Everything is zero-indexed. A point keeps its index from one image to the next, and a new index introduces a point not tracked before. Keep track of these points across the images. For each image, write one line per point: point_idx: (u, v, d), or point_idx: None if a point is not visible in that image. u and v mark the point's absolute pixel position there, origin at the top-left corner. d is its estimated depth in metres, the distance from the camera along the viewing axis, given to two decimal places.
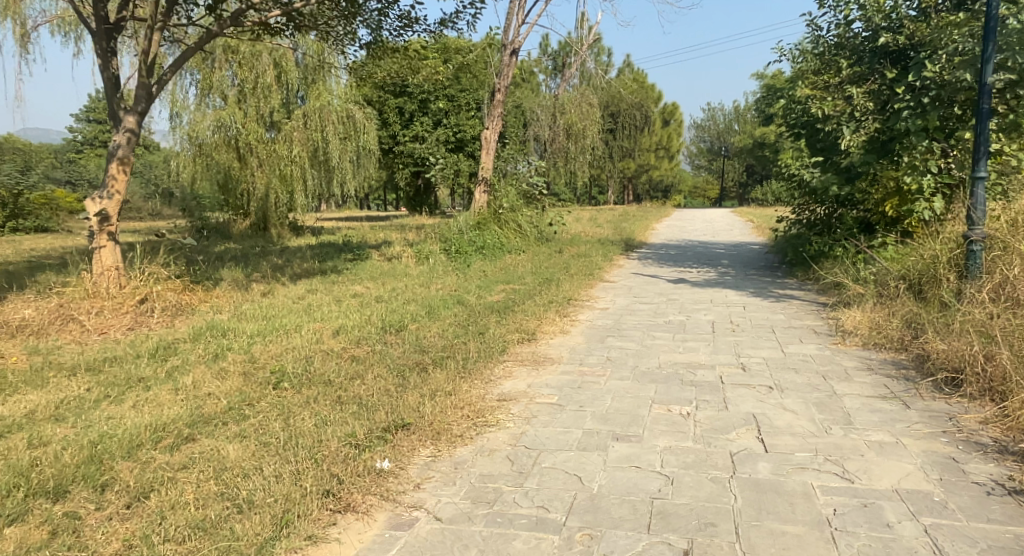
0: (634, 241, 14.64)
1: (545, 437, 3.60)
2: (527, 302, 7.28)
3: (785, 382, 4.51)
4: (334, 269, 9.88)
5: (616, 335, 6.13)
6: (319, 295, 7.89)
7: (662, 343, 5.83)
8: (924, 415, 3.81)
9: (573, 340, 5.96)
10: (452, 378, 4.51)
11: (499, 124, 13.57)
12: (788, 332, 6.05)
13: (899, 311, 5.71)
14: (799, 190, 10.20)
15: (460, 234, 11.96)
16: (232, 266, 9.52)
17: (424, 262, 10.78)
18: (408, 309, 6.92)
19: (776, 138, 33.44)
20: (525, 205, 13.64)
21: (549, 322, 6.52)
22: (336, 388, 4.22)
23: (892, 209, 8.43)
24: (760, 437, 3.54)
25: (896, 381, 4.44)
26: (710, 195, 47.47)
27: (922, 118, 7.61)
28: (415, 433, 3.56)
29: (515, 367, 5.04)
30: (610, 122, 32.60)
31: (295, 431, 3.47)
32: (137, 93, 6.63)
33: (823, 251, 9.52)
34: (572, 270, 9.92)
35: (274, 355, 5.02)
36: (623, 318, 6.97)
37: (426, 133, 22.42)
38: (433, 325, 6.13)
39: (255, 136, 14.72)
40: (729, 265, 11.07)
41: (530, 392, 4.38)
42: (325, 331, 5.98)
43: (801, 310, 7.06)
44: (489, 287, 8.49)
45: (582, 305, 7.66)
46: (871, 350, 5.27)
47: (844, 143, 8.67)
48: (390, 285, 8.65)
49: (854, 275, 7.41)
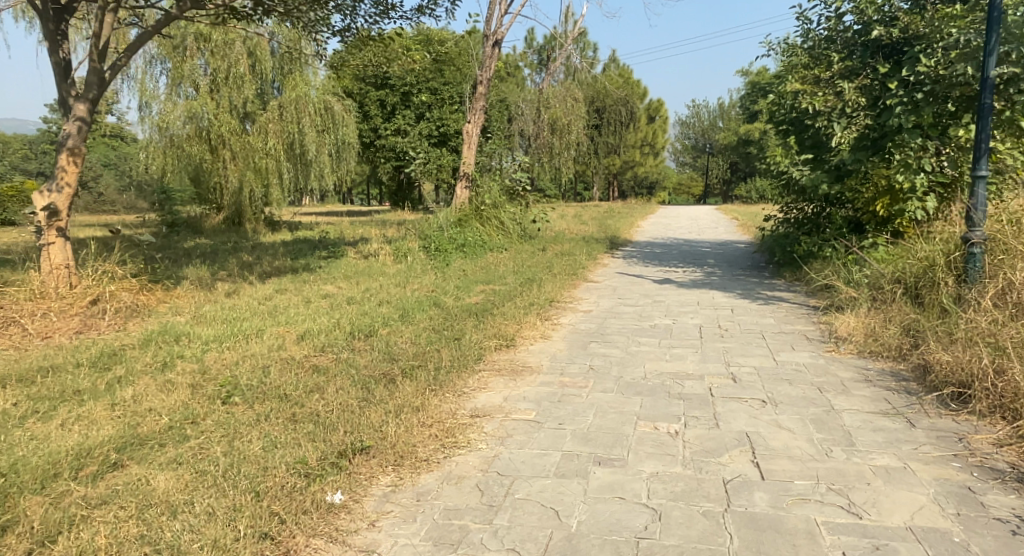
0: (619, 238, 14.34)
1: (520, 462, 3.25)
2: (507, 304, 6.93)
3: (779, 395, 4.19)
4: (307, 267, 9.48)
5: (599, 341, 5.80)
6: (288, 295, 7.50)
7: (648, 350, 5.50)
8: (932, 434, 3.51)
9: (553, 346, 5.62)
10: (418, 391, 4.14)
11: (481, 118, 13.20)
12: (780, 338, 5.74)
13: (896, 317, 5.41)
14: (787, 188, 9.89)
15: (440, 231, 11.59)
16: (199, 264, 9.09)
17: (402, 260, 10.40)
18: (380, 311, 6.55)
19: (762, 136, 33.35)
20: (508, 202, 13.28)
21: (529, 326, 6.18)
22: (291, 404, 3.85)
23: (883, 209, 8.24)
24: (756, 462, 3.22)
25: (897, 395, 4.14)
26: (694, 192, 47.40)
27: (915, 114, 7.28)
28: (375, 458, 3.20)
29: (490, 377, 4.69)
30: (596, 118, 32.25)
31: (239, 455, 3.11)
32: (88, 80, 6.25)
33: (812, 252, 9.12)
34: (555, 269, 9.59)
35: (229, 364, 4.63)
36: (606, 322, 6.65)
37: (408, 127, 21.97)
38: (405, 330, 5.76)
39: (228, 128, 14.30)
40: (716, 264, 10.78)
41: (506, 407, 4.03)
42: (289, 336, 5.59)
43: (791, 314, 6.76)
44: (469, 287, 8.13)
45: (564, 307, 7.33)
46: (868, 359, 4.97)
47: (835, 139, 8.40)
48: (364, 284, 8.26)
49: (847, 273, 7.08)
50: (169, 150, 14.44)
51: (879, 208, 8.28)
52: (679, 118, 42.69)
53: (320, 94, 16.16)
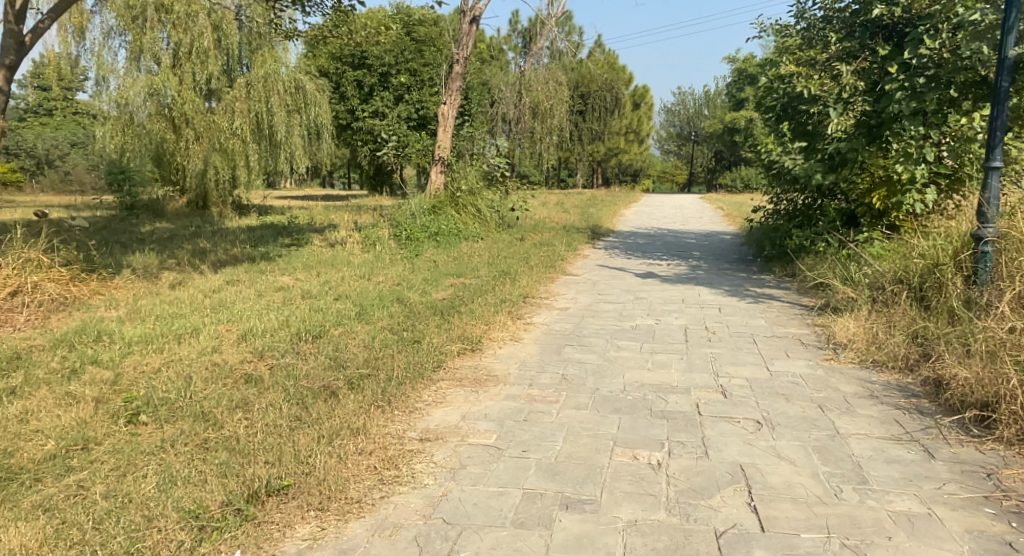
0: (601, 228, 13.82)
1: (472, 504, 2.70)
2: (476, 301, 6.38)
3: (776, 416, 3.67)
4: (267, 255, 8.85)
5: (575, 345, 5.26)
6: (239, 288, 6.88)
7: (628, 356, 4.97)
8: (955, 468, 3.01)
9: (522, 350, 5.08)
10: (363, 408, 3.56)
11: (457, 99, 12.54)
12: (773, 344, 5.22)
13: (899, 322, 4.93)
14: (777, 177, 9.36)
15: (413, 219, 11.01)
16: (147, 253, 8.44)
17: (370, 249, 9.80)
18: (335, 307, 5.96)
19: (748, 125, 32.93)
20: (486, 188, 12.64)
21: (498, 327, 5.63)
22: (209, 425, 3.27)
23: (879, 200, 7.84)
24: (753, 506, 2.70)
25: (909, 416, 3.64)
26: (678, 179, 47.08)
27: (917, 100, 6.82)
28: (296, 499, 2.66)
29: (450, 389, 4.14)
30: (580, 103, 31.58)
31: (124, 497, 2.55)
32: (3, 43, 5.56)
33: (803, 246, 8.64)
34: (531, 261, 9.04)
35: (148, 373, 4.04)
36: (584, 321, 6.10)
37: (386, 109, 21.17)
38: (360, 330, 5.19)
39: (191, 106, 13.65)
40: (701, 257, 10.29)
41: (462, 428, 3.48)
42: (229, 336, 4.99)
43: (783, 315, 6.26)
44: (438, 280, 7.55)
45: (539, 304, 6.77)
46: (872, 371, 4.46)
47: (832, 126, 7.89)
48: (324, 276, 7.64)
49: (846, 269, 6.58)
50: (128, 127, 13.80)
51: (875, 200, 7.83)
52: (664, 106, 42.20)
53: (291, 72, 15.36)
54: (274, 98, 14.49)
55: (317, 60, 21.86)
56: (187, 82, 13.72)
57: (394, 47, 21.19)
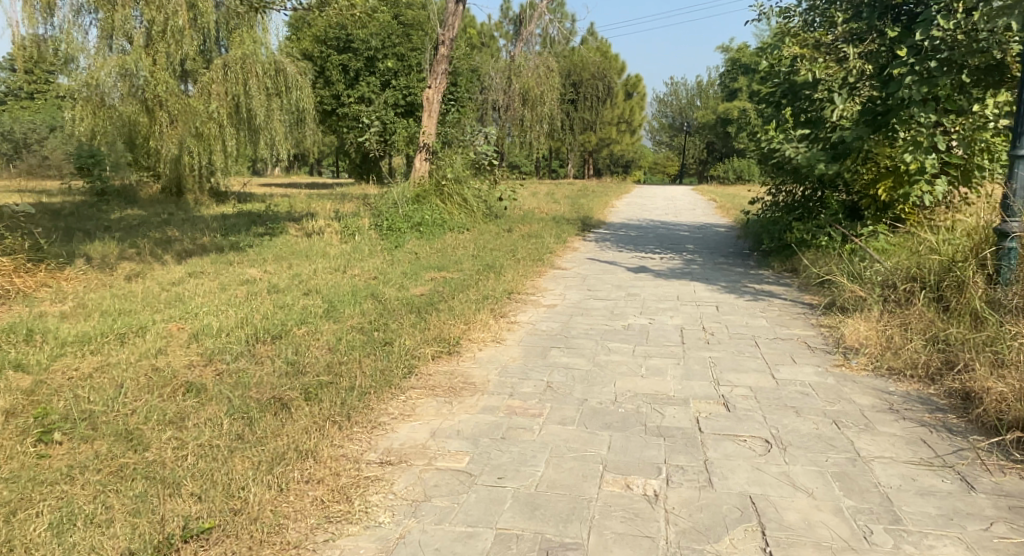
0: (591, 219, 13.38)
1: (435, 550, 2.26)
2: (457, 297, 5.92)
3: (787, 435, 3.24)
4: (237, 245, 8.34)
5: (562, 348, 4.82)
6: (201, 280, 6.40)
7: (619, 361, 4.54)
8: (1001, 502, 2.60)
9: (504, 354, 4.65)
10: (316, 423, 3.10)
11: (442, 83, 12.06)
12: (777, 347, 4.79)
13: (916, 325, 4.52)
14: (776, 167, 8.87)
15: (395, 209, 10.56)
16: (107, 242, 7.90)
17: (349, 240, 9.34)
18: (302, 304, 5.49)
19: (740, 115, 32.50)
20: (473, 176, 12.14)
21: (479, 326, 5.18)
22: (131, 444, 2.81)
23: (885, 192, 7.44)
24: (769, 553, 2.28)
25: (937, 436, 3.23)
26: (670, 171, 46.84)
27: (928, 86, 6.38)
28: (222, 546, 2.21)
29: (422, 400, 3.68)
30: (571, 92, 31.12)
31: (7, 545, 2.13)
32: None
33: (804, 240, 8.20)
34: (518, 254, 8.59)
35: (75, 381, 3.56)
36: (572, 320, 5.67)
37: (372, 95, 20.61)
38: (326, 330, 4.72)
39: (165, 88, 13.11)
40: (694, 250, 9.88)
41: (431, 448, 3.03)
42: (181, 336, 4.51)
43: (786, 314, 5.85)
44: (417, 274, 7.08)
45: (524, 301, 6.32)
46: (889, 380, 4.05)
47: (836, 112, 7.43)
48: (295, 269, 7.15)
49: (852, 265, 6.17)
50: (100, 108, 13.30)
51: (880, 192, 7.41)
52: (657, 96, 41.77)
53: (270, 54, 14.72)
54: (253, 81, 13.84)
55: (301, 43, 21.20)
56: (161, 63, 13.07)
57: (381, 31, 20.60)
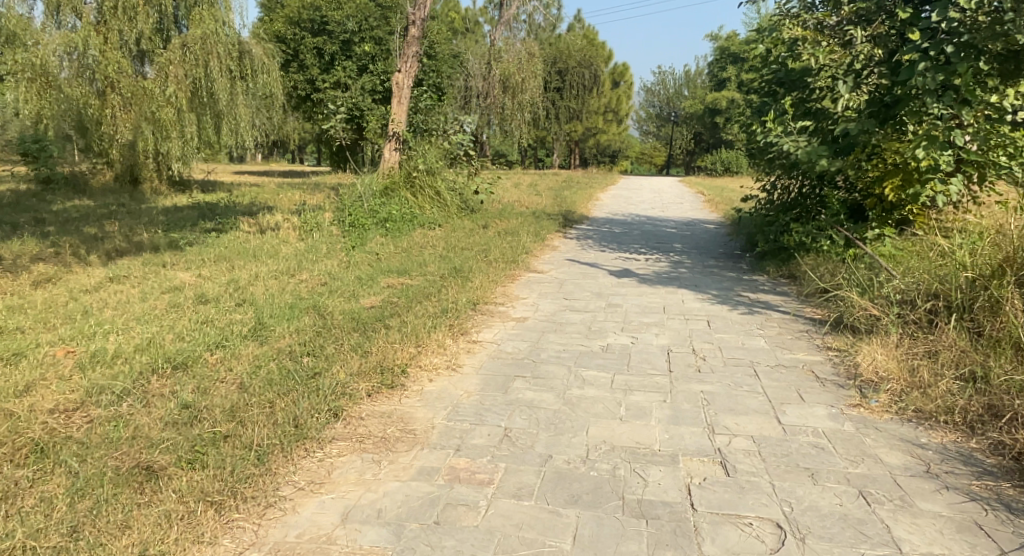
0: (574, 213, 12.63)
1: None
2: (412, 310, 5.15)
3: (804, 517, 2.54)
4: (176, 243, 7.51)
5: (527, 378, 4.07)
6: (122, 288, 5.59)
7: (594, 397, 3.80)
8: None
9: (458, 387, 3.89)
10: (183, 507, 2.37)
11: (413, 67, 11.23)
12: (781, 379, 4.06)
13: (947, 353, 3.83)
14: (770, 162, 8.06)
15: (361, 202, 9.75)
16: (24, 240, 7.01)
17: (307, 236, 8.54)
18: (229, 319, 4.70)
19: (728, 105, 31.83)
20: (447, 167, 11.33)
21: (433, 349, 4.42)
22: None
23: (893, 192, 6.79)
24: None
25: (997, 520, 2.55)
26: (656, 161, 46.21)
27: (944, 73, 5.72)
28: None
29: (344, 459, 2.91)
30: (557, 80, 30.17)
31: None
32: None
33: (802, 243, 7.46)
34: (491, 254, 7.84)
35: None
36: (543, 339, 4.92)
37: (348, 80, 19.68)
38: (244, 357, 3.92)
39: (116, 68, 12.09)
40: (682, 251, 9.18)
41: (339, 545, 2.30)
42: (64, 364, 3.72)
43: (787, 332, 5.15)
44: (372, 279, 6.30)
45: (490, 314, 5.56)
46: (918, 428, 3.35)
47: (842, 101, 6.59)
48: (235, 272, 6.36)
49: (862, 276, 5.46)
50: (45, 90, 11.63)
51: (888, 191, 6.80)
52: (645, 85, 41.04)
53: (234, 35, 13.73)
54: (214, 62, 12.75)
55: (272, 24, 20.18)
56: (113, 42, 12.25)
57: (357, 12, 19.62)
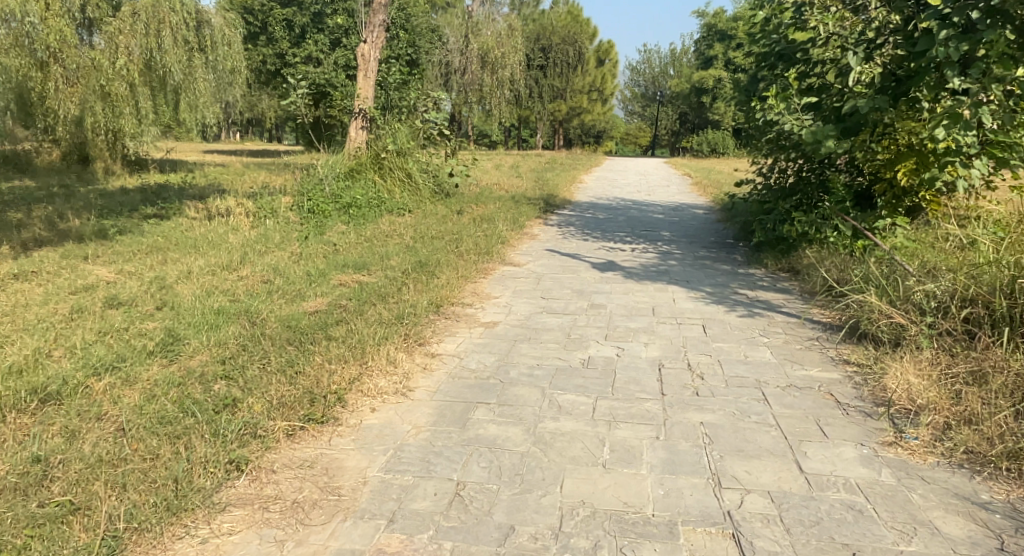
0: (556, 197, 11.89)
1: None
2: (362, 317, 4.40)
3: None
4: (106, 231, 6.68)
5: (492, 406, 3.35)
6: (25, 286, 4.80)
7: (572, 432, 3.09)
8: None
9: (404, 419, 3.16)
10: None
11: (380, 37, 10.39)
12: (796, 407, 3.38)
13: (1000, 378, 3.18)
14: (769, 144, 7.34)
15: (322, 185, 8.94)
16: None
17: (260, 224, 7.75)
18: (138, 330, 3.92)
19: (716, 84, 31.05)
20: (419, 147, 10.52)
21: (381, 369, 3.69)
22: None
23: (906, 177, 6.12)
24: None
25: None
26: (641, 141, 45.42)
27: (972, 42, 5.02)
28: None
29: (237, 539, 2.19)
30: (540, 57, 29.24)
31: None
32: None
33: (804, 233, 6.77)
34: (462, 244, 7.10)
35: None
36: (514, 351, 4.20)
37: (321, 55, 18.47)
38: (135, 387, 3.14)
39: (59, 37, 10.99)
40: (671, 239, 8.50)
41: None
42: None
43: (795, 340, 4.48)
44: (322, 276, 5.53)
45: (455, 319, 4.83)
46: (975, 479, 2.70)
47: (852, 74, 5.87)
48: (165, 267, 5.55)
49: (877, 272, 4.77)
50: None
51: (900, 176, 6.12)
52: (630, 64, 40.23)
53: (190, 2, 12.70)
54: (167, 32, 11.69)
55: None
56: (57, 8, 11.07)
57: None
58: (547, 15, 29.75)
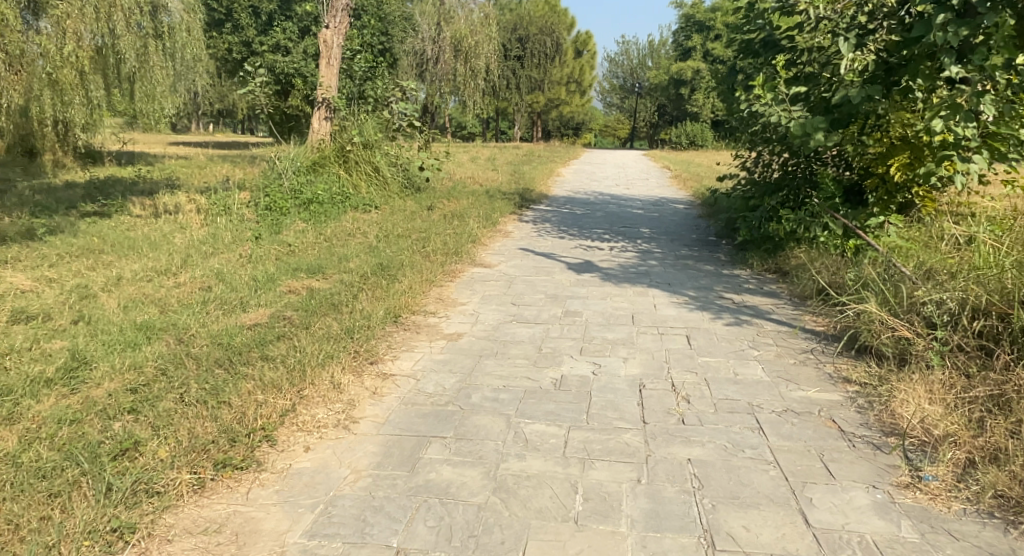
0: (532, 191, 11.43)
1: None
2: (305, 331, 3.89)
3: None
4: (34, 232, 6.07)
5: (448, 442, 2.88)
6: None
7: (538, 475, 2.63)
8: None
9: (342, 461, 2.68)
10: None
11: (343, 22, 9.80)
12: (796, 438, 2.96)
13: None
14: (755, 136, 6.90)
15: (281, 181, 8.37)
16: None
17: (212, 222, 7.17)
18: (38, 353, 3.37)
19: (694, 76, 30.71)
20: (387, 139, 9.96)
21: (321, 395, 3.20)
22: None
23: (901, 172, 5.72)
24: None
25: None
26: (620, 134, 45.13)
27: (971, 28, 4.58)
28: None
29: None
30: (518, 47, 28.64)
31: None
32: None
33: (792, 230, 6.36)
34: (428, 244, 6.59)
35: None
36: (478, 369, 3.72)
37: (289, 43, 17.69)
38: (15, 430, 2.62)
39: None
40: (651, 237, 8.08)
41: None
42: None
43: (788, 352, 4.06)
44: (270, 282, 5.00)
45: (413, 330, 4.34)
46: (1009, 534, 2.31)
47: (843, 63, 5.42)
48: (93, 273, 5.00)
49: (876, 276, 4.36)
50: None
51: (893, 171, 5.73)
52: (608, 56, 39.84)
53: None
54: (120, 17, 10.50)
55: None
56: None
57: None
58: (525, 5, 29.17)
